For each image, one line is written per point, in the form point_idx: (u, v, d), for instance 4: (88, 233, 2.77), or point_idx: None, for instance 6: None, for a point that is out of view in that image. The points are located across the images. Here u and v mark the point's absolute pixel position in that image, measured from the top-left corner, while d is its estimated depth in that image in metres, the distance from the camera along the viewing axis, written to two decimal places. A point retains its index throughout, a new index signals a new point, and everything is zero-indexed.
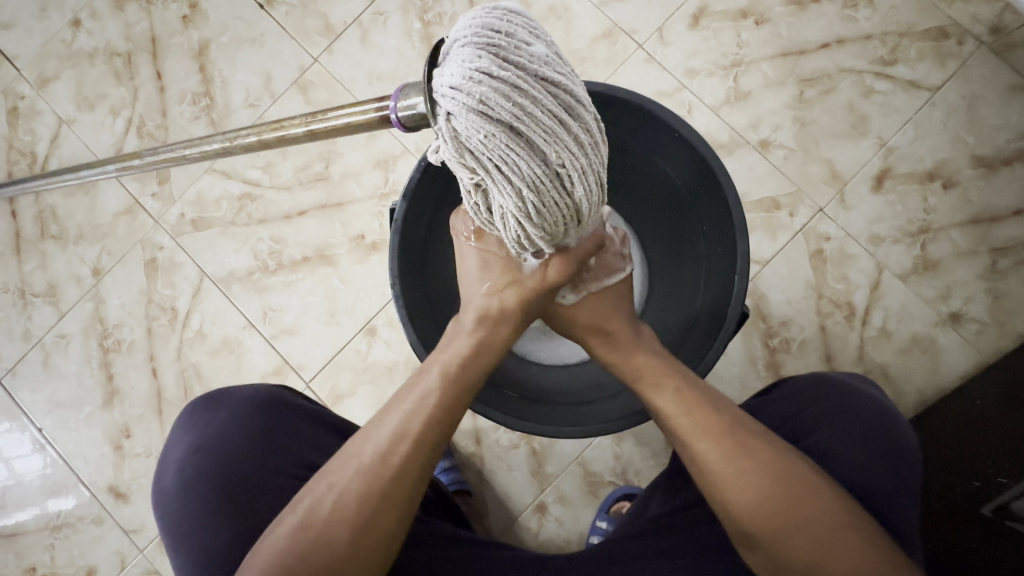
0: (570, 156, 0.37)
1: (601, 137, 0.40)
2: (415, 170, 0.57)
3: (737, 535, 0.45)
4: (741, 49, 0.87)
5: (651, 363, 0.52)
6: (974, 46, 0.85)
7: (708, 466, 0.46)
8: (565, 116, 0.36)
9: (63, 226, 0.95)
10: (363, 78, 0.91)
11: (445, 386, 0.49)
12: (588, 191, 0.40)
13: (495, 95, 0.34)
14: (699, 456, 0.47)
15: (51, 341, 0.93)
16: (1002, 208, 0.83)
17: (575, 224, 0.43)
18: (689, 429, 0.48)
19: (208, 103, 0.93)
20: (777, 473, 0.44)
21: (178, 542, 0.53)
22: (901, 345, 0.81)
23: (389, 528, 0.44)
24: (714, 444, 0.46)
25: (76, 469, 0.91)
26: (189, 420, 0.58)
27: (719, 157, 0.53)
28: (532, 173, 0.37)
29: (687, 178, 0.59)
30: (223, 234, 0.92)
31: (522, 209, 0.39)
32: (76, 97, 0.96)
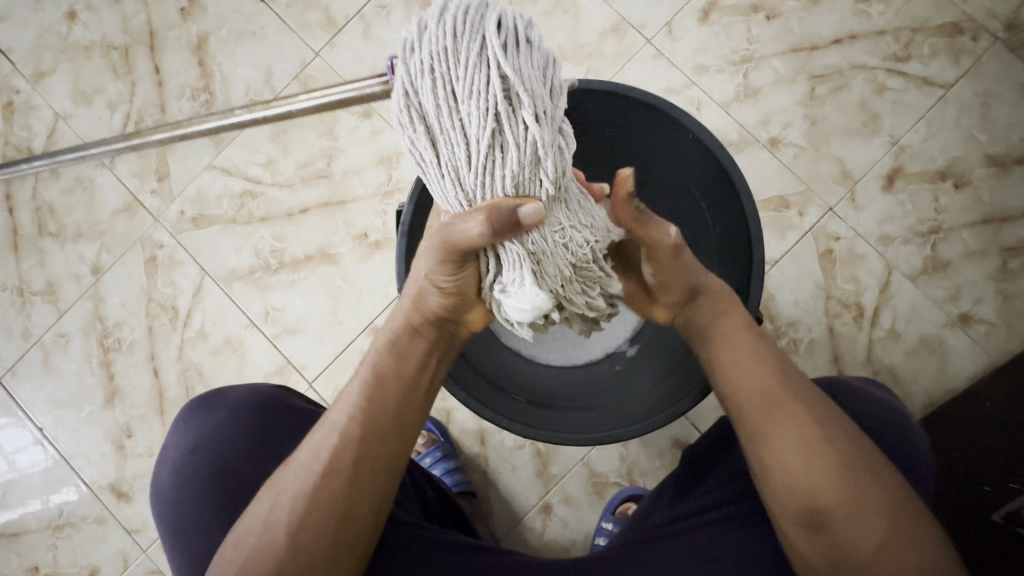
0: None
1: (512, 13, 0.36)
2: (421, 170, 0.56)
3: (799, 516, 0.42)
4: (751, 44, 0.85)
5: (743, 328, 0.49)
6: (989, 43, 0.83)
7: (779, 454, 0.43)
8: None
9: (61, 223, 0.93)
10: (366, 73, 0.89)
11: (382, 376, 0.48)
12: (463, 33, 0.35)
13: None
14: (773, 445, 0.43)
15: (50, 341, 0.92)
16: (1014, 207, 0.82)
17: (439, 78, 0.35)
18: (774, 390, 0.45)
19: (208, 98, 0.92)
20: (852, 468, 0.41)
21: (177, 543, 0.52)
22: (909, 346, 0.81)
23: (332, 522, 0.43)
24: (792, 429, 0.43)
25: (77, 469, 0.90)
26: (186, 420, 0.57)
27: (736, 162, 0.52)
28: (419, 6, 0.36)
29: (699, 180, 0.58)
30: (224, 231, 0.91)
31: (394, 40, 0.37)
32: (72, 91, 0.94)
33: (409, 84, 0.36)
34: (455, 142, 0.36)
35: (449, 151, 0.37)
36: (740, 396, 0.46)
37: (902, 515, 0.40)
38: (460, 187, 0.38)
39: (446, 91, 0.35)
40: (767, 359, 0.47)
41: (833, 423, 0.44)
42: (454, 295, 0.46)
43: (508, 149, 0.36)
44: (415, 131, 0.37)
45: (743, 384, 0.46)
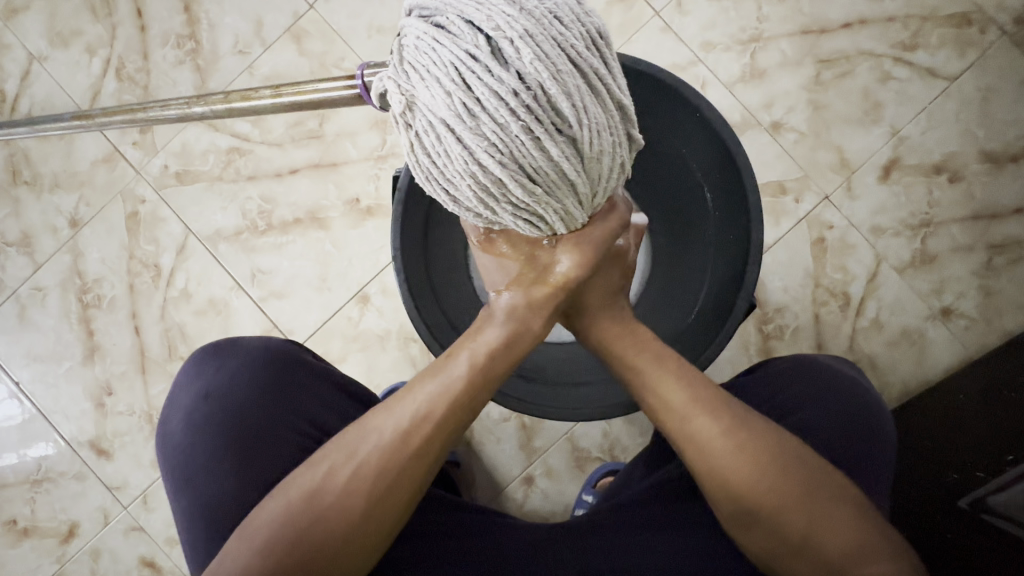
0: (506, 25, 0.33)
1: (568, 8, 0.34)
2: None
3: (736, 516, 0.44)
4: (761, 24, 0.83)
5: (647, 344, 0.49)
6: (996, 36, 0.83)
7: (709, 456, 0.44)
8: None
9: (37, 172, 0.89)
10: (362, 30, 0.86)
11: (489, 375, 0.46)
12: (553, 69, 0.33)
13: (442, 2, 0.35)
14: (699, 444, 0.44)
15: (26, 294, 0.89)
16: (1004, 205, 0.83)
17: (543, 135, 0.34)
18: (686, 408, 0.45)
19: (193, 47, 0.87)
20: (777, 458, 0.43)
21: (181, 488, 0.52)
22: (891, 337, 0.82)
23: (398, 508, 0.43)
24: (713, 441, 0.44)
25: (55, 425, 0.89)
26: (197, 368, 0.55)
27: (739, 141, 0.52)
28: (462, 59, 0.33)
29: (702, 160, 0.58)
30: (209, 189, 0.88)
31: (452, 114, 0.34)
32: (48, 32, 0.89)
33: (505, 150, 0.34)
34: (583, 181, 0.37)
35: (570, 192, 0.38)
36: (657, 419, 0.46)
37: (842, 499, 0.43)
38: (586, 211, 0.41)
39: (558, 140, 0.34)
40: (676, 374, 0.47)
41: (747, 426, 0.44)
42: (577, 298, 0.50)
43: (622, 161, 0.39)
44: (531, 192, 0.37)
45: (657, 408, 0.46)
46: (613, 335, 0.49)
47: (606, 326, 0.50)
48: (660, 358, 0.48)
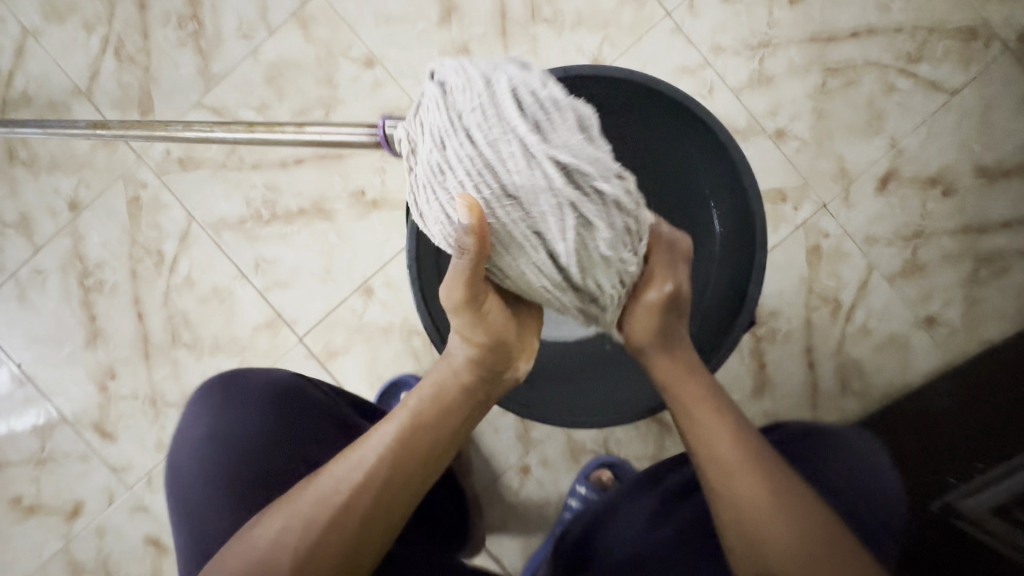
0: (472, 103, 0.40)
1: (525, 89, 0.40)
2: None
3: (743, 543, 0.44)
4: (771, 28, 0.84)
5: (693, 377, 0.51)
6: (999, 51, 0.84)
7: (728, 477, 0.45)
8: (488, 81, 0.41)
9: (34, 152, 0.88)
10: (371, 18, 0.85)
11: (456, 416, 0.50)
12: (500, 141, 0.40)
13: (442, 79, 0.43)
14: (721, 467, 0.46)
15: (26, 276, 0.89)
16: (994, 219, 0.85)
17: (489, 197, 0.41)
18: (715, 431, 0.48)
19: (196, 28, 0.85)
20: (793, 492, 0.45)
21: (179, 519, 0.54)
22: (877, 342, 0.86)
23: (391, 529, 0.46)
24: (736, 463, 0.46)
25: (59, 407, 0.90)
26: (205, 399, 0.58)
27: (749, 165, 0.53)
28: (438, 130, 0.41)
29: (710, 177, 0.60)
30: (213, 176, 0.87)
31: (428, 173, 0.42)
32: (43, 6, 0.86)
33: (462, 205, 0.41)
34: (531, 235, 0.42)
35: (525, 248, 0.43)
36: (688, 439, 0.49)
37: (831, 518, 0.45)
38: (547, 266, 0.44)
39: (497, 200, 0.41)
40: (712, 403, 0.49)
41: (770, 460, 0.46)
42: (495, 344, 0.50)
43: (588, 223, 0.42)
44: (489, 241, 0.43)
45: (690, 429, 0.49)
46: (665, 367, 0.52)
47: (663, 360, 0.52)
48: (703, 388, 0.50)
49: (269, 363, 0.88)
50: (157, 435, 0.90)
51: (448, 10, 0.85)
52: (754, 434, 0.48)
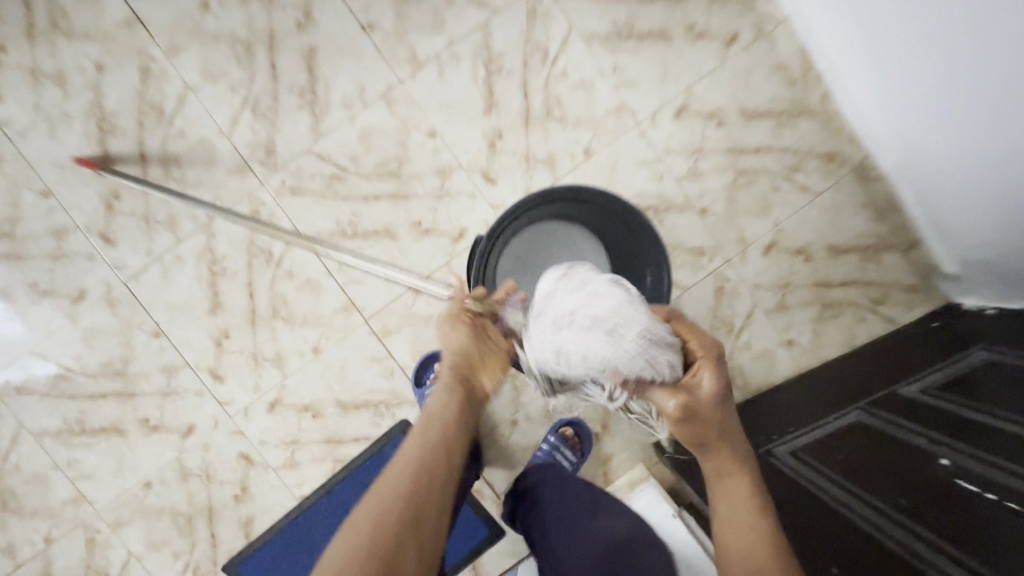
0: (571, 308, 0.68)
1: (603, 300, 0.66)
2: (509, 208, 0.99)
3: None
4: (704, 140, 1.26)
5: (739, 472, 0.71)
6: (848, 171, 1.28)
7: (743, 544, 0.67)
8: (582, 293, 0.68)
9: (185, 171, 1.22)
10: (436, 104, 1.23)
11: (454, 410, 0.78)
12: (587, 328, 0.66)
13: (550, 289, 0.72)
14: (738, 539, 0.68)
15: (169, 260, 1.23)
16: (836, 280, 1.30)
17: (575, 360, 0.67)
18: (745, 515, 0.69)
19: (312, 97, 1.22)
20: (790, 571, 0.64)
21: None
22: (754, 353, 1.30)
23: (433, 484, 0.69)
24: (755, 540, 0.67)
25: (184, 355, 1.25)
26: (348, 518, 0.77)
27: (665, 262, 0.99)
28: (548, 318, 0.70)
29: (644, 256, 1.04)
30: (314, 201, 1.23)
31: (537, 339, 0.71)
32: (201, 69, 1.20)
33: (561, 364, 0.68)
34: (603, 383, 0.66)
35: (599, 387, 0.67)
36: (722, 509, 0.71)
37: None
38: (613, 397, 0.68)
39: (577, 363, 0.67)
40: (748, 494, 0.70)
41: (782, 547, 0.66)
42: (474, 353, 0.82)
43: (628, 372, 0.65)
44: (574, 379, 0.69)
45: (726, 506, 0.70)
46: (719, 460, 0.72)
47: (717, 454, 0.72)
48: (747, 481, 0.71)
49: (343, 335, 1.25)
50: (256, 381, 1.26)
51: (490, 104, 1.24)
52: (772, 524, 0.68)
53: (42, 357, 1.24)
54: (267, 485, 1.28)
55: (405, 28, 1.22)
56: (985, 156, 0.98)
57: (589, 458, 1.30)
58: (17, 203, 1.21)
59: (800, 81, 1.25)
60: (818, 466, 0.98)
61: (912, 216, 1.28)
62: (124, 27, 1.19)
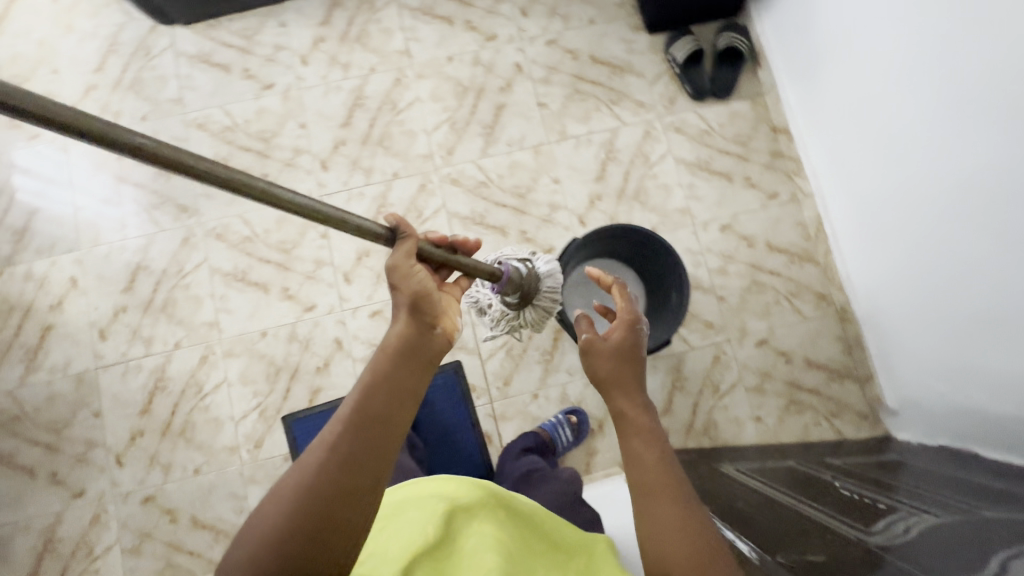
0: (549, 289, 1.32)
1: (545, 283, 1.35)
2: (616, 226, 1.46)
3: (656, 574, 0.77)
4: (735, 252, 1.77)
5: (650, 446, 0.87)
6: (832, 310, 1.74)
7: (656, 515, 0.80)
8: None
9: (392, 144, 1.81)
10: (566, 163, 1.81)
11: (392, 360, 0.87)
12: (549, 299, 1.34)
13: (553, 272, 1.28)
14: (653, 509, 0.80)
15: (355, 193, 1.78)
16: (804, 385, 1.71)
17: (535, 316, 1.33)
18: (653, 486, 0.82)
19: (490, 131, 1.82)
20: (695, 544, 0.76)
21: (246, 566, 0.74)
22: (729, 415, 1.68)
23: (354, 430, 0.81)
24: (664, 509, 0.80)
25: (333, 256, 1.74)
26: None
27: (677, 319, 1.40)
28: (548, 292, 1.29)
29: (671, 307, 1.46)
30: (463, 193, 1.78)
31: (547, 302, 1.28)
32: (431, 91, 1.84)
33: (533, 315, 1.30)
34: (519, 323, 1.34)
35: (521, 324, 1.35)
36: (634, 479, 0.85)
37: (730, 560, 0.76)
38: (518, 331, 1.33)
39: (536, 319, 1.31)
40: (658, 466, 0.84)
41: (693, 518, 0.79)
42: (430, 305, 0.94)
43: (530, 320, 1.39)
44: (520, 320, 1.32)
45: (637, 471, 0.85)
46: (627, 436, 0.89)
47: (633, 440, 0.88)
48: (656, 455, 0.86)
49: None
50: (371, 293, 1.72)
51: (601, 176, 1.80)
52: (680, 494, 0.82)
53: (244, 221, 1.76)
54: (344, 368, 1.68)
55: (564, 113, 1.84)
56: (931, 322, 1.39)
57: (580, 445, 1.66)
58: (282, 125, 1.82)
59: (813, 238, 1.77)
60: (749, 475, 1.35)
61: (872, 359, 1.70)
62: (396, 54, 1.87)
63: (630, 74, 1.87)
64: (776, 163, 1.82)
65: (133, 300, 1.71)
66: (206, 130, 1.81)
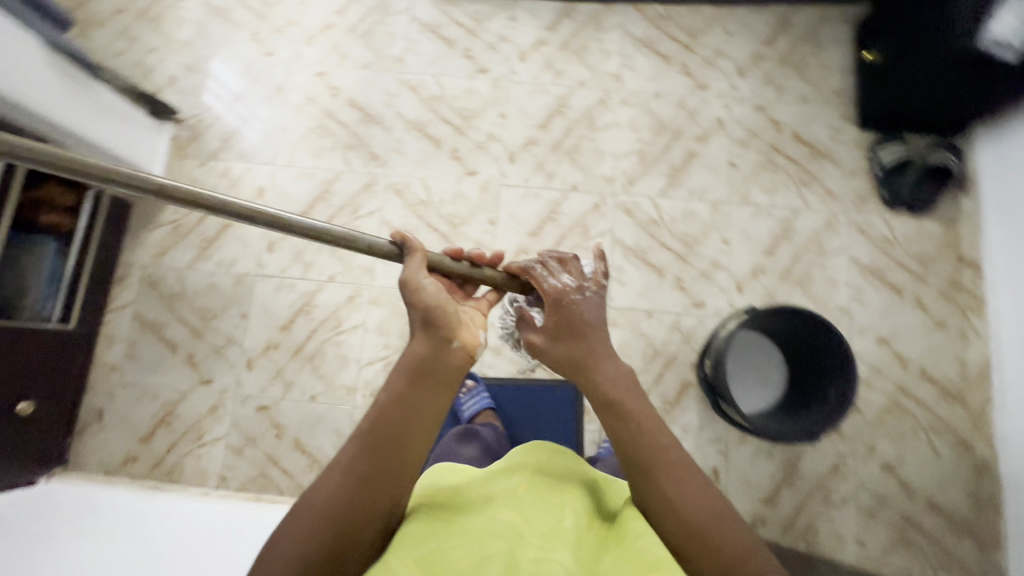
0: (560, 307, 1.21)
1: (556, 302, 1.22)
2: (804, 311, 1.41)
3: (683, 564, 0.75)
4: (885, 367, 1.71)
5: (660, 436, 0.83)
6: (970, 459, 1.66)
7: (686, 503, 0.77)
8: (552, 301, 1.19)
9: (579, 158, 1.86)
10: (740, 227, 1.81)
11: (409, 377, 0.82)
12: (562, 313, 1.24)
13: None
14: (680, 498, 0.77)
15: (532, 192, 1.84)
16: (919, 525, 1.63)
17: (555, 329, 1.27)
18: (678, 473, 0.79)
19: (675, 174, 1.84)
20: (713, 532, 0.75)
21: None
22: (832, 527, 1.62)
23: (373, 448, 0.76)
24: (690, 497, 0.77)
25: (494, 244, 1.80)
26: None
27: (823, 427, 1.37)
28: None
29: (821, 409, 1.43)
30: (633, 224, 1.81)
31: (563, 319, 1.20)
32: (630, 120, 1.89)
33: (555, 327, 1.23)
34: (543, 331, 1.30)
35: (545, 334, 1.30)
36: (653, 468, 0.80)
37: (734, 508, 0.78)
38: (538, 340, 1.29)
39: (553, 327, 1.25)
40: (672, 449, 0.82)
41: (710, 508, 0.77)
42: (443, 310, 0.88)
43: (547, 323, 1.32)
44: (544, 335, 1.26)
45: (660, 457, 0.81)
46: (645, 429, 0.84)
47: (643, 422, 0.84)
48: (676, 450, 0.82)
49: None
50: None
51: (770, 250, 1.79)
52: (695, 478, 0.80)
53: (424, 185, 1.84)
54: None
55: (751, 179, 1.84)
56: None
57: None
58: (484, 109, 1.90)
59: (971, 380, 1.70)
60: None
61: (1004, 524, 1.61)
62: (608, 75, 1.92)
63: (828, 161, 1.85)
64: (953, 293, 1.76)
65: None
66: (416, 93, 1.92)
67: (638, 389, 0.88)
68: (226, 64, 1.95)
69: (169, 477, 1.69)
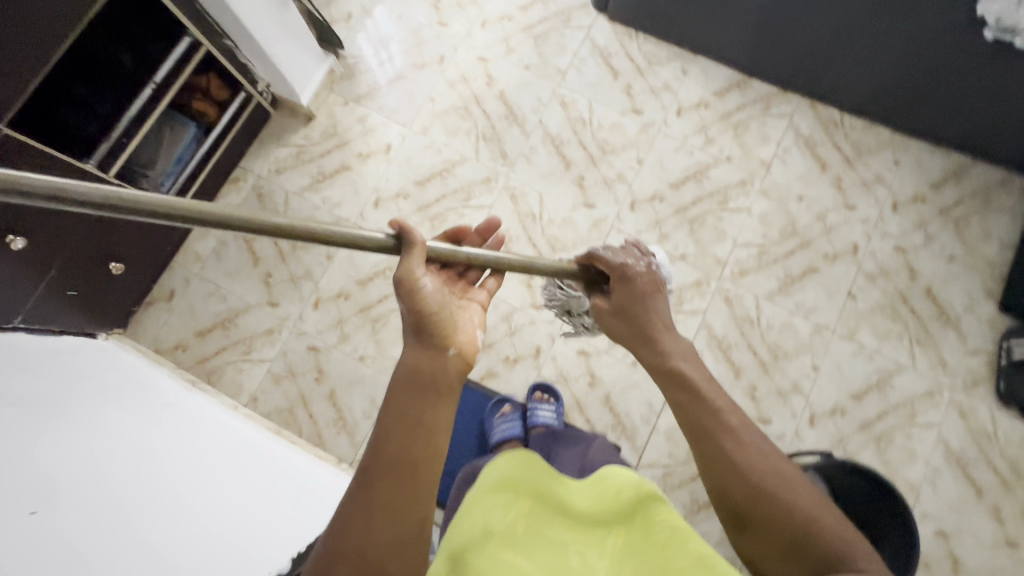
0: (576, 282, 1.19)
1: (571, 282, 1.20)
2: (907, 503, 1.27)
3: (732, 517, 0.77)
4: (935, 563, 1.57)
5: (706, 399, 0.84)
6: None
7: (737, 452, 0.79)
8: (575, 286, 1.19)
9: (699, 231, 1.80)
10: (834, 360, 1.71)
11: (410, 389, 0.75)
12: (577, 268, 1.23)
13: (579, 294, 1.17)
14: (735, 451, 0.79)
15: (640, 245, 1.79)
16: None
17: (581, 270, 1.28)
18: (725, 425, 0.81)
19: (789, 282, 1.76)
20: (770, 476, 0.76)
21: None
22: None
23: (387, 473, 0.69)
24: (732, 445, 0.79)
25: None
26: None
27: None
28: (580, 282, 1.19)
29: None
30: (728, 315, 1.74)
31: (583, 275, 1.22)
32: (763, 212, 1.82)
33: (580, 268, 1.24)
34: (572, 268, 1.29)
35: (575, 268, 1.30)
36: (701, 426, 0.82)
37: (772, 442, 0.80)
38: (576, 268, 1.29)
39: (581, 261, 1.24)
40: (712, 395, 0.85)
41: (761, 452, 0.79)
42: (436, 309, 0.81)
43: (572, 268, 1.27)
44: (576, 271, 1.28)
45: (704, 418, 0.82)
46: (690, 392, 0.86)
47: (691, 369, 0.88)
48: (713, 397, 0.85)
49: None
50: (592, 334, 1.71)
51: (858, 396, 1.68)
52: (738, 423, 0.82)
53: (539, 200, 1.83)
54: (526, 375, 1.70)
55: (865, 317, 1.74)
56: None
57: None
58: (624, 148, 1.87)
59: None
60: None
61: None
62: (758, 160, 1.85)
63: (953, 330, 1.72)
64: None
65: (417, 195, 1.84)
66: (565, 110, 1.90)
67: (697, 360, 0.91)
68: (400, 18, 1.99)
69: (207, 378, 1.74)
